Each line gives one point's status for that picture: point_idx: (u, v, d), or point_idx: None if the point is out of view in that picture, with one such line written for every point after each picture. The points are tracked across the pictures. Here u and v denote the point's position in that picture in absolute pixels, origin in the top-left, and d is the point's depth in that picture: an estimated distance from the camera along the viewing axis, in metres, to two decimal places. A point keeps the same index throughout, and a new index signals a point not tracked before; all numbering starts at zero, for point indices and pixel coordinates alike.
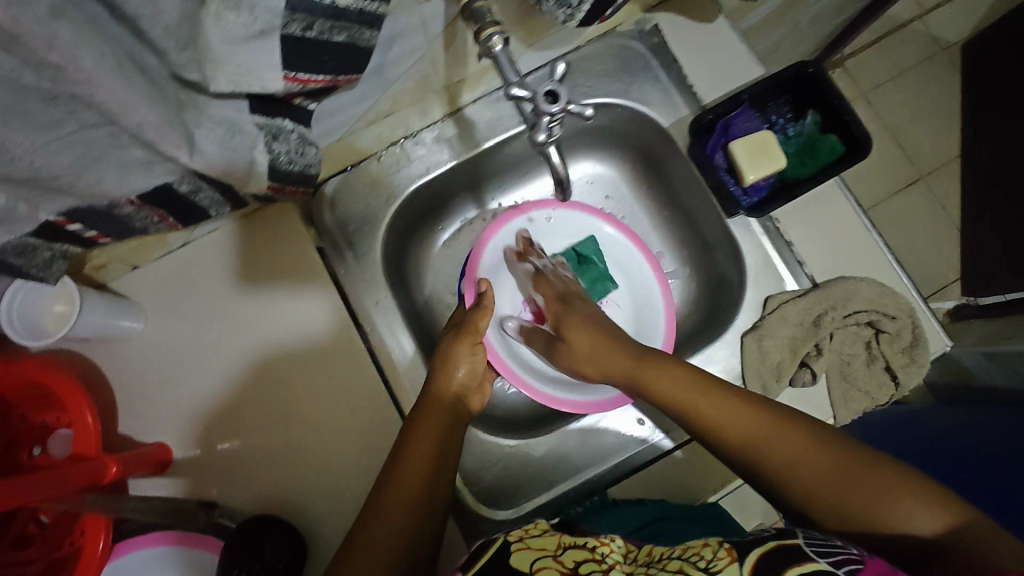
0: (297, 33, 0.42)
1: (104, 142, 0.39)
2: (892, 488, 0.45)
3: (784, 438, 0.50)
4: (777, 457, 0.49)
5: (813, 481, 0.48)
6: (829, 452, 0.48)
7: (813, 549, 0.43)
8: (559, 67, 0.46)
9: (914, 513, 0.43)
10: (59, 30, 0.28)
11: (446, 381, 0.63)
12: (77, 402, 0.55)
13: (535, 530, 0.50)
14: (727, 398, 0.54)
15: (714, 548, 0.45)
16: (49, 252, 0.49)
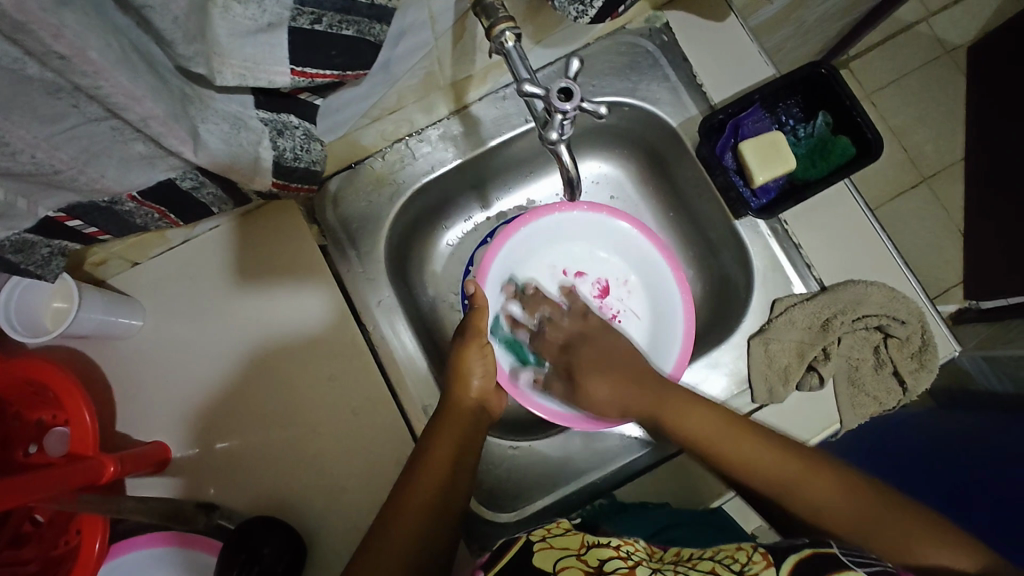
0: (305, 26, 0.41)
1: (107, 136, 0.38)
2: (916, 528, 0.51)
3: (812, 480, 0.55)
4: (811, 495, 0.54)
5: (848, 520, 0.53)
6: (859, 492, 0.54)
7: (850, 559, 0.46)
8: (572, 64, 0.45)
9: (939, 551, 0.49)
10: (66, 19, 0.27)
11: (465, 391, 0.61)
12: (77, 400, 0.54)
13: (558, 529, 0.50)
14: (757, 441, 0.58)
15: (749, 552, 0.47)
16: (48, 248, 0.48)
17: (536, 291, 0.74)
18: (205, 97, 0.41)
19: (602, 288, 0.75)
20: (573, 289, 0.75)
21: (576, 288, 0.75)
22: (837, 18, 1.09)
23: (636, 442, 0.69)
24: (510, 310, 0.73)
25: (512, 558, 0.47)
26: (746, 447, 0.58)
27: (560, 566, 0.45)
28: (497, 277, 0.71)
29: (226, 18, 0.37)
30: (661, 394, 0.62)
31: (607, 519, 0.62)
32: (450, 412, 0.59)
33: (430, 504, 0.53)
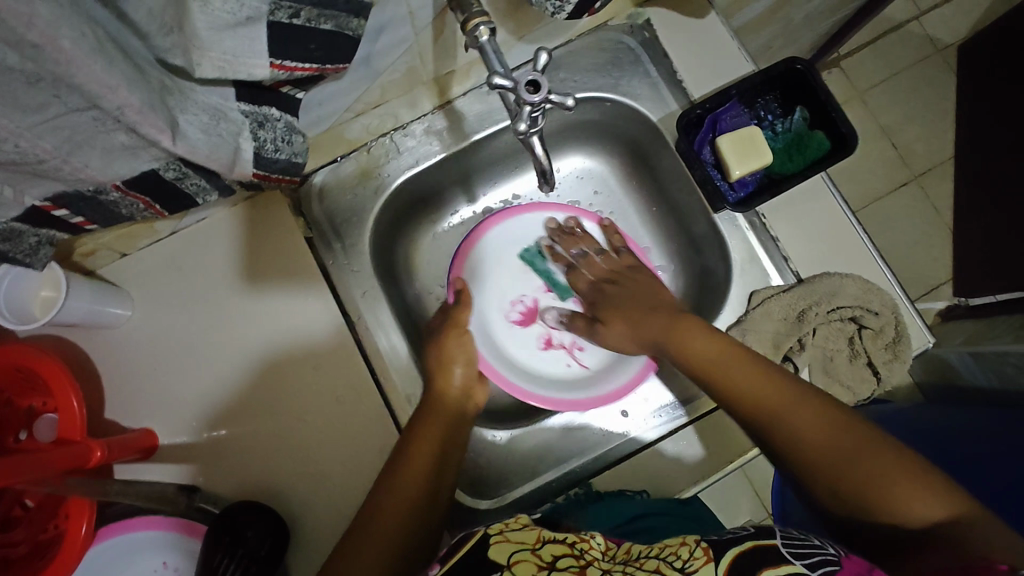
0: (284, 20, 0.43)
1: (89, 127, 0.39)
2: (891, 470, 0.46)
3: (784, 406, 0.53)
4: (786, 428, 0.52)
5: (816, 448, 0.49)
6: (835, 425, 0.50)
7: (790, 550, 0.45)
8: (541, 57, 0.46)
9: (920, 499, 0.44)
10: (40, 8, 0.28)
11: (447, 381, 0.64)
12: (63, 386, 0.55)
13: (516, 525, 0.51)
14: (752, 365, 0.57)
15: (692, 548, 0.47)
16: (35, 237, 0.49)
17: (510, 286, 0.80)
18: (185, 89, 0.42)
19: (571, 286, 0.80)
20: (543, 285, 0.80)
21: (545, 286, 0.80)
22: (823, 16, 1.10)
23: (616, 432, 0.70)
24: (485, 305, 0.78)
25: (471, 550, 0.47)
26: (733, 365, 0.57)
27: (514, 560, 0.45)
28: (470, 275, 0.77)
29: (207, 12, 0.38)
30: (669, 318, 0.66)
31: (585, 508, 0.63)
32: (436, 403, 0.61)
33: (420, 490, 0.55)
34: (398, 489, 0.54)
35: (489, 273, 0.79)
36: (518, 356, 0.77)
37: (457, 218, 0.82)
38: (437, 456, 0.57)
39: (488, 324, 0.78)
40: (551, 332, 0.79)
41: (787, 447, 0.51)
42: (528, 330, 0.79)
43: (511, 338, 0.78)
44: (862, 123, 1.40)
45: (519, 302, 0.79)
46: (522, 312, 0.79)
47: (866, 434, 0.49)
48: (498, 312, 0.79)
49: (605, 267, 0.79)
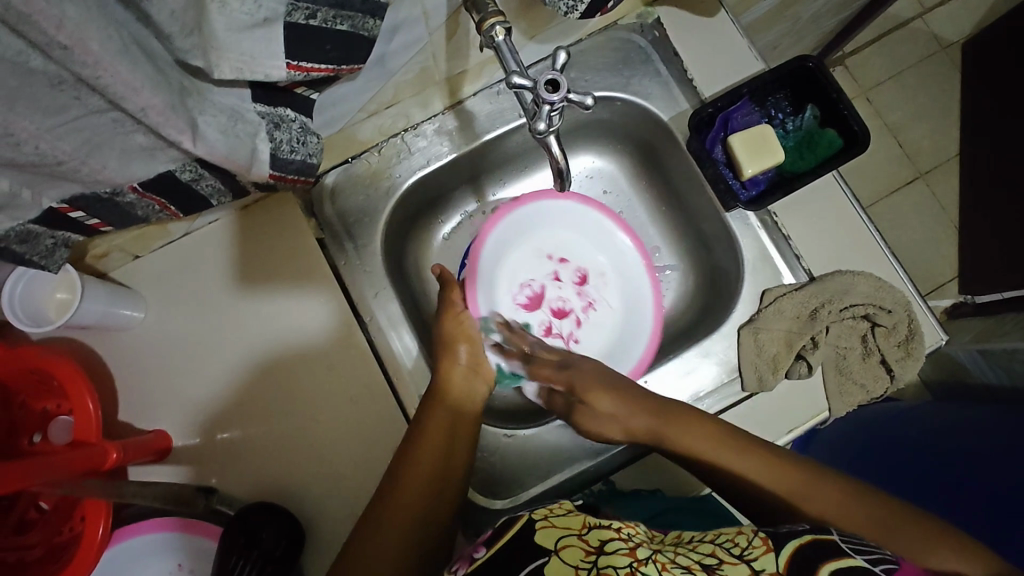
0: (300, 22, 0.43)
1: (109, 128, 0.39)
2: (930, 541, 0.46)
3: (809, 493, 0.51)
4: (816, 512, 0.50)
5: (855, 534, 0.48)
6: (860, 503, 0.50)
7: (850, 546, 0.44)
8: (559, 56, 0.46)
9: (958, 564, 0.45)
10: (66, 10, 0.28)
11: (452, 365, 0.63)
12: (79, 388, 0.55)
13: (559, 509, 0.50)
14: (760, 453, 0.55)
15: (749, 536, 0.46)
16: (51, 239, 0.49)
17: (521, 267, 0.76)
18: (203, 90, 0.42)
19: (582, 278, 0.77)
20: (553, 273, 0.77)
21: (557, 274, 0.76)
22: (831, 14, 1.10)
23: None
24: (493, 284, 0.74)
25: (506, 546, 0.47)
26: (741, 461, 0.55)
27: (561, 545, 0.46)
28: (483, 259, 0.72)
29: (224, 12, 0.38)
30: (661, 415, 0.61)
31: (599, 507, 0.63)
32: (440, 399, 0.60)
33: (425, 492, 0.55)
34: (404, 494, 0.54)
35: (503, 252, 0.74)
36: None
37: (466, 217, 0.82)
38: (444, 457, 0.57)
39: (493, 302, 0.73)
40: (552, 321, 0.76)
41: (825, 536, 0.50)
42: (529, 316, 0.75)
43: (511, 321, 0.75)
44: (867, 121, 1.39)
45: (526, 286, 0.76)
46: (527, 297, 0.76)
47: (895, 509, 0.49)
48: (505, 292, 0.75)
49: (620, 270, 0.76)
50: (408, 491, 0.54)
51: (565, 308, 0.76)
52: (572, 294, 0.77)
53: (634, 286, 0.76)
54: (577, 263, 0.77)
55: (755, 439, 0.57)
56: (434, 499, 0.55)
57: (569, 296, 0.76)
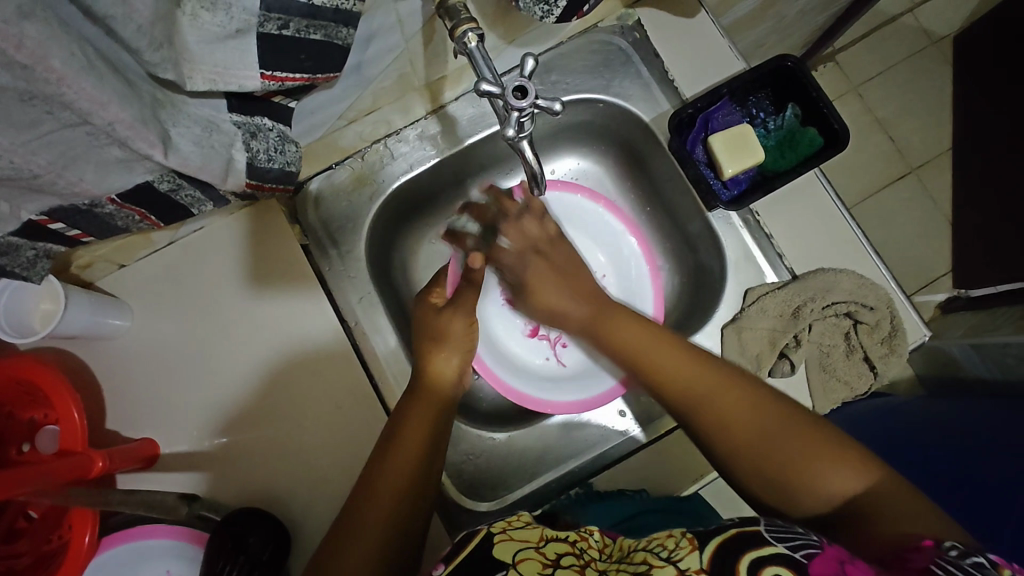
0: (273, 32, 0.43)
1: (83, 142, 0.40)
2: (824, 451, 0.50)
3: (723, 394, 0.54)
4: (724, 411, 0.53)
5: (753, 438, 0.51)
6: (768, 412, 0.52)
7: (774, 534, 0.44)
8: (527, 62, 0.47)
9: (841, 474, 0.49)
10: (28, 29, 0.28)
11: (433, 367, 0.62)
12: (63, 399, 0.56)
13: (518, 521, 0.52)
14: (688, 355, 0.57)
15: (678, 538, 0.46)
16: (32, 251, 0.50)
17: None
18: (177, 101, 0.43)
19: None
20: None
21: None
22: (817, 10, 1.10)
23: (614, 431, 0.70)
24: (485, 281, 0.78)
25: (474, 549, 0.48)
26: (671, 357, 0.57)
27: (518, 558, 0.47)
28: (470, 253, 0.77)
29: (196, 26, 0.39)
30: (610, 310, 0.61)
31: (581, 506, 0.63)
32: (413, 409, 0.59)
33: (397, 501, 0.53)
34: (374, 501, 0.53)
35: None
36: (501, 336, 0.77)
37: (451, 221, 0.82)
38: (417, 465, 0.55)
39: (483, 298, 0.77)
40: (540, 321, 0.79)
41: (726, 436, 0.52)
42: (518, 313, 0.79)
43: (500, 316, 0.78)
44: (858, 117, 1.40)
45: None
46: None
47: (799, 419, 0.52)
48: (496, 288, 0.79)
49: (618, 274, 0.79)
50: (380, 500, 0.53)
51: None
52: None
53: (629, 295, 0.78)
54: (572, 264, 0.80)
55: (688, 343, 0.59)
56: (408, 508, 0.54)
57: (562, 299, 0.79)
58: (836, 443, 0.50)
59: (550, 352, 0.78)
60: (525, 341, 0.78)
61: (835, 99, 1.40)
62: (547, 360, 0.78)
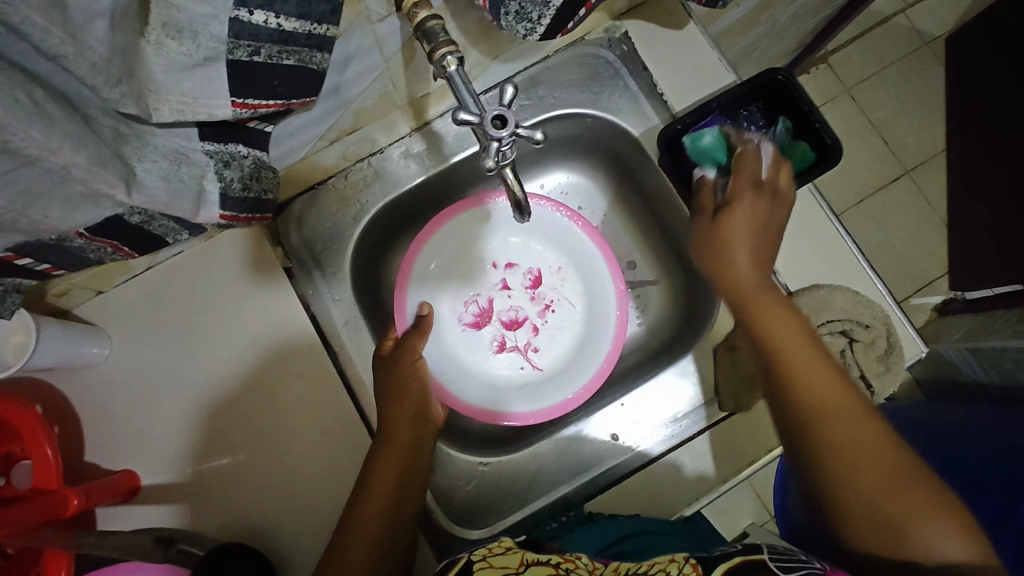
0: (243, 58, 0.42)
1: (42, 180, 0.38)
2: (939, 513, 0.45)
3: (856, 424, 0.49)
4: (847, 441, 0.49)
5: (869, 474, 0.48)
6: (895, 459, 0.48)
7: (777, 564, 0.47)
8: (507, 91, 0.45)
9: (946, 540, 0.45)
10: None
11: (398, 410, 0.59)
12: (36, 434, 0.54)
13: (499, 549, 0.52)
14: (830, 371, 0.52)
15: (680, 564, 0.47)
16: (0, 286, 0.48)
17: (466, 283, 0.75)
18: (144, 134, 0.41)
19: (532, 280, 0.75)
20: (502, 281, 0.75)
21: (505, 282, 0.75)
22: (809, 15, 1.09)
23: (608, 452, 0.68)
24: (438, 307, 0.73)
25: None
26: (817, 369, 0.52)
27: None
28: (417, 283, 0.72)
29: (162, 54, 0.38)
30: (764, 288, 0.57)
31: (577, 531, 0.62)
32: (394, 436, 0.58)
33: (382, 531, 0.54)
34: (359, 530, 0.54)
35: (443, 269, 0.74)
36: (469, 362, 0.73)
37: None
38: (396, 496, 0.56)
39: (437, 330, 0.73)
40: (505, 334, 0.75)
41: (841, 466, 0.49)
42: (481, 332, 0.74)
43: (461, 342, 0.74)
44: (852, 119, 1.38)
45: (472, 304, 0.75)
46: (475, 313, 0.75)
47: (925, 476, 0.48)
48: (451, 316, 0.74)
49: (579, 264, 0.75)
50: (361, 531, 0.54)
51: (517, 317, 0.75)
52: (525, 300, 0.75)
53: (594, 284, 0.74)
54: (524, 267, 0.76)
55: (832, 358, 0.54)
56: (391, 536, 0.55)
57: (522, 304, 0.75)
58: (953, 508, 0.46)
59: (524, 361, 0.74)
60: (495, 358, 0.74)
61: (829, 102, 1.39)
62: (523, 369, 0.73)
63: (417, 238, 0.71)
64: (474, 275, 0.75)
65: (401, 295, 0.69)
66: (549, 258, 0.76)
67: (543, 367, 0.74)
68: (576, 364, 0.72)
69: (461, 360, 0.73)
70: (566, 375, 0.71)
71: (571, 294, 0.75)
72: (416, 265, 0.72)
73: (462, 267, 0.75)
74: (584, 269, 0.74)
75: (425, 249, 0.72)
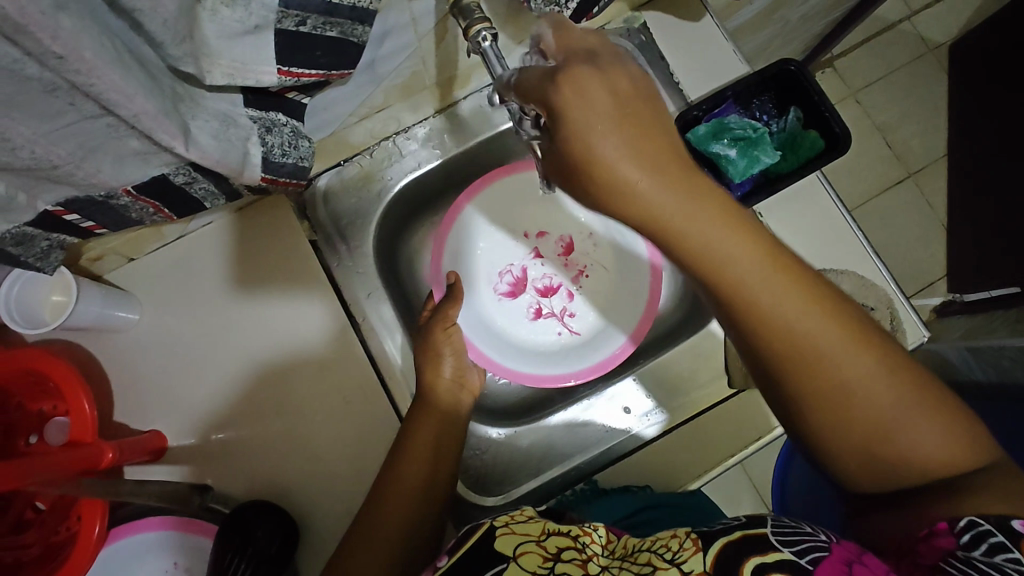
0: (290, 28, 0.44)
1: (101, 133, 0.41)
2: (925, 411, 0.42)
3: (834, 348, 0.41)
4: (831, 370, 0.42)
5: (852, 393, 0.42)
6: (880, 366, 0.42)
7: (779, 537, 0.42)
8: (497, 75, 0.49)
9: (928, 437, 0.41)
10: (62, 22, 0.28)
11: (435, 379, 0.62)
12: (76, 391, 0.57)
13: (521, 516, 0.52)
14: (791, 281, 0.41)
15: (681, 539, 0.45)
16: (46, 242, 0.50)
17: (497, 256, 0.76)
18: (196, 95, 0.43)
19: (565, 248, 0.77)
20: (534, 250, 0.77)
21: (537, 251, 0.77)
22: (818, 16, 1.12)
23: (618, 428, 0.70)
24: (472, 281, 0.75)
25: (478, 541, 0.49)
26: (783, 289, 0.41)
27: (520, 551, 0.47)
28: (452, 254, 0.75)
29: (215, 21, 0.39)
30: (690, 202, 0.38)
31: (592, 504, 0.64)
32: (429, 406, 0.60)
33: (411, 510, 0.56)
34: (389, 510, 0.55)
35: (475, 245, 0.76)
36: (507, 329, 0.75)
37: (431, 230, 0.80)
38: (427, 476, 0.57)
39: (475, 301, 0.74)
40: (541, 301, 0.76)
41: (822, 398, 0.42)
42: (518, 300, 0.76)
43: (498, 310, 0.75)
44: (857, 122, 1.41)
45: (507, 274, 0.76)
46: (510, 283, 0.76)
47: (904, 371, 0.42)
48: (487, 287, 0.75)
49: (607, 226, 0.77)
50: (392, 510, 0.55)
51: (551, 284, 0.77)
52: (558, 267, 0.77)
53: (623, 243, 0.76)
54: (555, 235, 0.78)
55: (791, 255, 0.42)
56: (420, 516, 0.56)
57: (555, 271, 0.77)
58: (934, 396, 0.42)
59: (560, 327, 0.75)
60: (531, 325, 0.75)
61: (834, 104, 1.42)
62: (560, 335, 0.75)
63: (451, 210, 0.74)
64: (506, 244, 0.76)
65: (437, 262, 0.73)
66: (579, 224, 0.78)
67: (579, 331, 0.75)
68: (613, 326, 0.74)
69: (498, 328, 0.75)
70: (603, 334, 0.74)
71: (602, 258, 0.77)
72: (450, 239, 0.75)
73: (495, 237, 0.76)
74: (616, 233, 0.77)
75: (455, 228, 0.75)
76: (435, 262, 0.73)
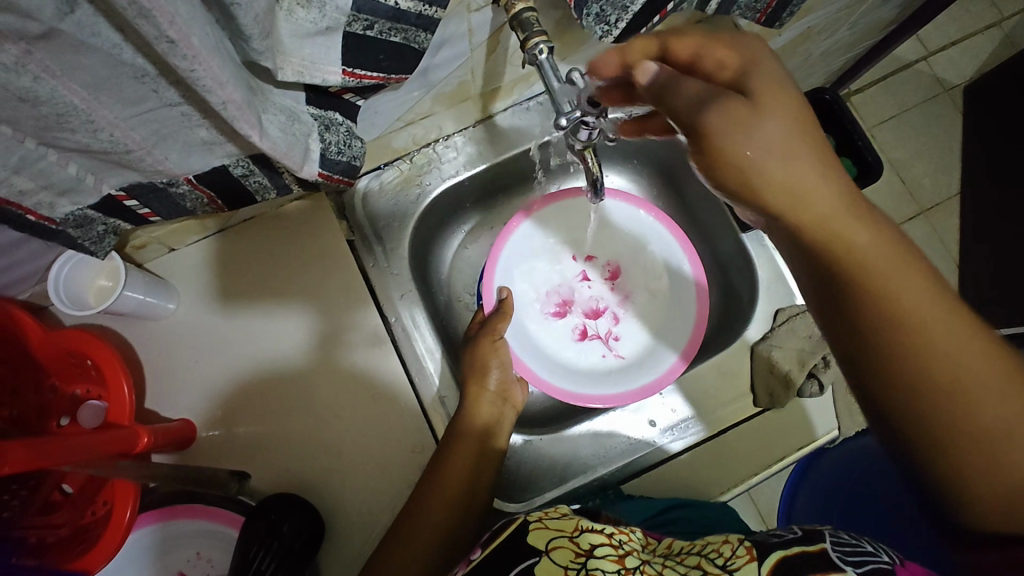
0: (358, 31, 0.45)
1: (176, 121, 0.42)
2: None
3: (943, 340, 0.36)
4: (946, 363, 0.36)
5: (979, 405, 0.35)
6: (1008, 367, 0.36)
7: (841, 554, 0.45)
8: (571, 78, 0.52)
9: None
10: (179, 9, 0.30)
11: (483, 387, 0.65)
12: (116, 375, 0.58)
13: (554, 513, 0.54)
14: (936, 289, 0.37)
15: (735, 546, 0.48)
16: (102, 225, 0.51)
17: (548, 276, 0.80)
18: (265, 90, 0.45)
19: (612, 273, 0.81)
20: (581, 273, 0.80)
21: (584, 275, 0.80)
22: (839, 52, 1.14)
23: (642, 441, 0.70)
24: (521, 295, 0.78)
25: (510, 536, 0.51)
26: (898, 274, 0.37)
27: (552, 545, 0.49)
28: (505, 270, 0.77)
29: (291, 20, 0.41)
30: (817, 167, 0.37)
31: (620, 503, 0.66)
32: (469, 421, 0.62)
33: (448, 515, 0.58)
34: (427, 515, 0.58)
35: (523, 259, 0.78)
36: (552, 348, 0.77)
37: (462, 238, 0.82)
38: (463, 489, 0.59)
39: (524, 316, 0.77)
40: (587, 323, 0.79)
41: (953, 410, 0.36)
42: (563, 320, 0.79)
43: (545, 329, 0.78)
44: None
45: (554, 293, 0.79)
46: (557, 304, 0.79)
47: None
48: (535, 305, 0.79)
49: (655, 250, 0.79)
50: (432, 508, 0.58)
51: (598, 307, 0.80)
52: (605, 291, 0.80)
53: (675, 263, 0.77)
54: (604, 259, 0.81)
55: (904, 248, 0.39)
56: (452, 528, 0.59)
57: (601, 295, 0.80)
58: None
59: (605, 349, 0.77)
60: (577, 346, 0.78)
61: None
62: (605, 357, 0.77)
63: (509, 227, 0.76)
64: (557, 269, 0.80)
65: (490, 275, 0.75)
66: (626, 250, 0.80)
67: (623, 354, 0.77)
68: (657, 351, 0.75)
69: (543, 344, 0.77)
70: (648, 359, 0.75)
71: (649, 284, 0.79)
72: (503, 257, 0.76)
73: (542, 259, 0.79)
74: (670, 253, 0.78)
75: (508, 250, 0.77)
76: (488, 278, 0.75)
